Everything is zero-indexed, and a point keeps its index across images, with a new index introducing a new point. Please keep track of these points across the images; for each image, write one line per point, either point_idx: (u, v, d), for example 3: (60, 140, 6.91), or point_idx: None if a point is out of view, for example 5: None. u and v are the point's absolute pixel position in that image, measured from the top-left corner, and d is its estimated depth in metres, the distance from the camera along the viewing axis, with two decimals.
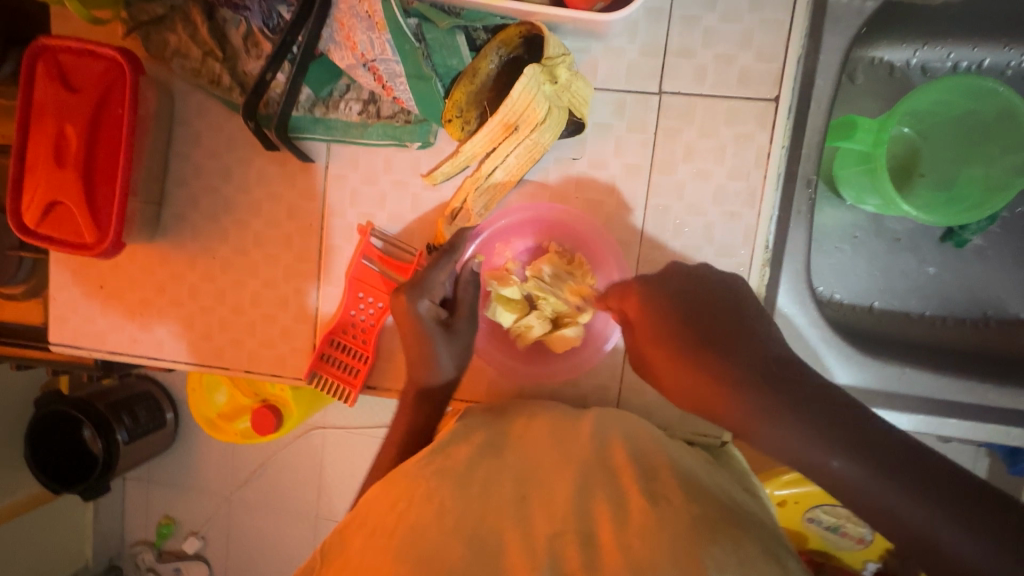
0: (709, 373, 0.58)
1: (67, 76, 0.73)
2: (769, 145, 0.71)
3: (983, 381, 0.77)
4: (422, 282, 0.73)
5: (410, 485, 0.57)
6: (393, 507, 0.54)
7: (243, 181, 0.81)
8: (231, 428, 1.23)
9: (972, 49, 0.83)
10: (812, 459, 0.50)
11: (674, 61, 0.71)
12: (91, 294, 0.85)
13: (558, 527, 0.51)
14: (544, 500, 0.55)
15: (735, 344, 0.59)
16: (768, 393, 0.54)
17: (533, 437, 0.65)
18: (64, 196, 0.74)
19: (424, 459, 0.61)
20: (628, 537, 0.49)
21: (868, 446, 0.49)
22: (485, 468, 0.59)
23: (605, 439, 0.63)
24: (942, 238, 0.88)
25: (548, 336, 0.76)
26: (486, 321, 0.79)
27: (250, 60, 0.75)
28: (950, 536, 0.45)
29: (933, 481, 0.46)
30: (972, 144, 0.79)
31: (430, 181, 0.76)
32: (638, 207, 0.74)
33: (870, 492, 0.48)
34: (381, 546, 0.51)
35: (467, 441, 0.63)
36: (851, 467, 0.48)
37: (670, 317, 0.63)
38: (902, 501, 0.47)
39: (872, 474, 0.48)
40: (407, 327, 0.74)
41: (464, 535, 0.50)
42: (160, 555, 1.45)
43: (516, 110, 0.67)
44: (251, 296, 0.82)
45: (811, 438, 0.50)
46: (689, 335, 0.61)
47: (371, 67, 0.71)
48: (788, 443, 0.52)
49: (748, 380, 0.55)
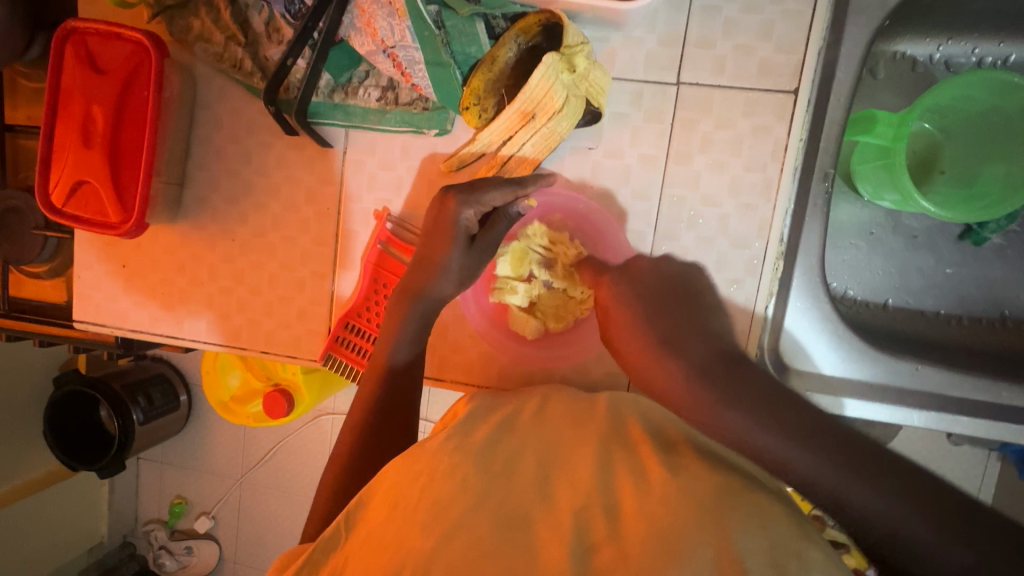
0: (668, 373, 0.60)
1: (93, 58, 0.74)
2: (786, 138, 0.71)
3: (995, 379, 0.76)
4: (476, 193, 0.70)
5: (429, 462, 0.57)
6: (415, 480, 0.55)
7: (262, 164, 0.82)
8: (243, 411, 1.26)
9: (999, 44, 0.82)
10: (748, 437, 0.55)
11: (692, 52, 0.71)
12: (114, 273, 0.87)
13: (584, 501, 0.51)
14: (568, 477, 0.55)
15: (687, 338, 0.61)
16: (720, 382, 0.57)
17: (553, 421, 0.66)
18: (90, 175, 0.76)
19: (443, 437, 0.62)
20: (651, 505, 0.49)
21: (798, 428, 0.53)
22: (503, 443, 0.60)
23: (622, 422, 0.65)
24: (960, 235, 0.88)
25: (516, 311, 0.78)
26: (485, 277, 0.79)
27: (271, 45, 0.76)
28: (877, 506, 0.48)
29: (871, 462, 0.50)
30: (995, 142, 0.78)
31: (446, 169, 0.77)
32: (653, 197, 0.74)
33: (809, 470, 0.51)
34: (401, 516, 0.51)
35: (484, 423, 0.65)
36: (779, 442, 0.53)
37: (635, 306, 0.65)
38: (844, 479, 0.50)
39: (810, 454, 0.51)
40: (442, 223, 0.72)
41: (488, 512, 0.50)
42: (173, 533, 1.49)
43: (534, 98, 0.67)
44: (269, 278, 0.84)
45: (743, 414, 0.55)
46: (653, 324, 0.63)
47: (391, 54, 0.71)
48: (727, 428, 0.56)
49: (701, 375, 0.58)
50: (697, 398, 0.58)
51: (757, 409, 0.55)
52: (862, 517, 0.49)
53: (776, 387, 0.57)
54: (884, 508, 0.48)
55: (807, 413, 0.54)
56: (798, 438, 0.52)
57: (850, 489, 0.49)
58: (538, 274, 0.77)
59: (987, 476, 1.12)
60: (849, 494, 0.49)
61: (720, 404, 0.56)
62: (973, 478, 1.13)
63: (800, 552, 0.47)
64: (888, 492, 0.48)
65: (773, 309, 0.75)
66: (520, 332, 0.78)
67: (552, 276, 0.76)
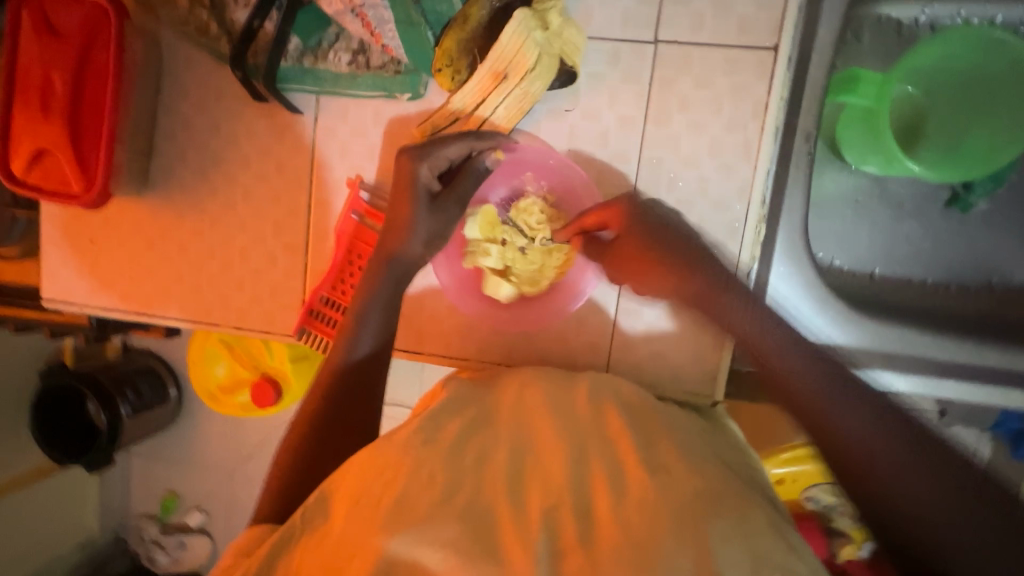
0: (683, 285, 0.67)
1: (50, 21, 0.72)
2: (767, 97, 0.69)
3: (980, 342, 0.75)
4: (429, 149, 0.70)
5: (393, 455, 0.53)
6: (378, 474, 0.51)
7: (231, 133, 0.80)
8: (231, 401, 1.23)
9: (984, 5, 0.79)
10: (765, 344, 0.63)
11: (670, 9, 0.69)
12: (82, 250, 0.85)
13: (554, 501, 0.49)
14: (540, 474, 0.52)
15: (705, 260, 0.68)
16: (737, 292, 0.66)
17: (528, 408, 0.61)
18: (50, 144, 0.73)
19: (414, 426, 0.57)
20: (627, 511, 0.48)
21: (801, 345, 0.61)
22: (475, 436, 0.57)
23: (599, 401, 0.62)
24: (947, 202, 0.86)
25: (488, 275, 0.76)
26: (454, 243, 0.76)
27: (239, 8, 0.73)
28: (856, 422, 0.54)
29: (850, 384, 0.58)
30: (981, 102, 0.77)
31: (422, 137, 0.75)
32: (631, 160, 0.73)
33: (802, 378, 0.59)
34: (363, 516, 0.49)
35: (458, 415, 0.60)
36: (784, 340, 0.62)
37: (647, 228, 0.68)
38: (829, 390, 0.57)
39: (808, 367, 0.59)
40: (400, 181, 0.71)
41: (457, 512, 0.48)
42: (163, 529, 1.46)
43: (506, 56, 0.64)
44: (240, 251, 0.81)
45: (756, 315, 0.65)
46: (664, 246, 0.68)
47: (360, 13, 0.68)
48: (745, 325, 0.65)
49: (719, 286, 0.67)
50: (719, 302, 0.66)
51: (764, 321, 0.64)
52: (846, 444, 0.54)
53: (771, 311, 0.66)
54: (874, 436, 0.53)
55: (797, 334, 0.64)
56: (801, 352, 0.61)
57: (833, 399, 0.56)
58: (511, 239, 0.75)
59: (978, 453, 1.12)
60: (834, 412, 0.56)
61: (734, 310, 0.66)
62: None
63: (785, 563, 0.45)
64: (866, 411, 0.55)
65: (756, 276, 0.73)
66: (493, 296, 0.77)
67: (526, 241, 0.75)
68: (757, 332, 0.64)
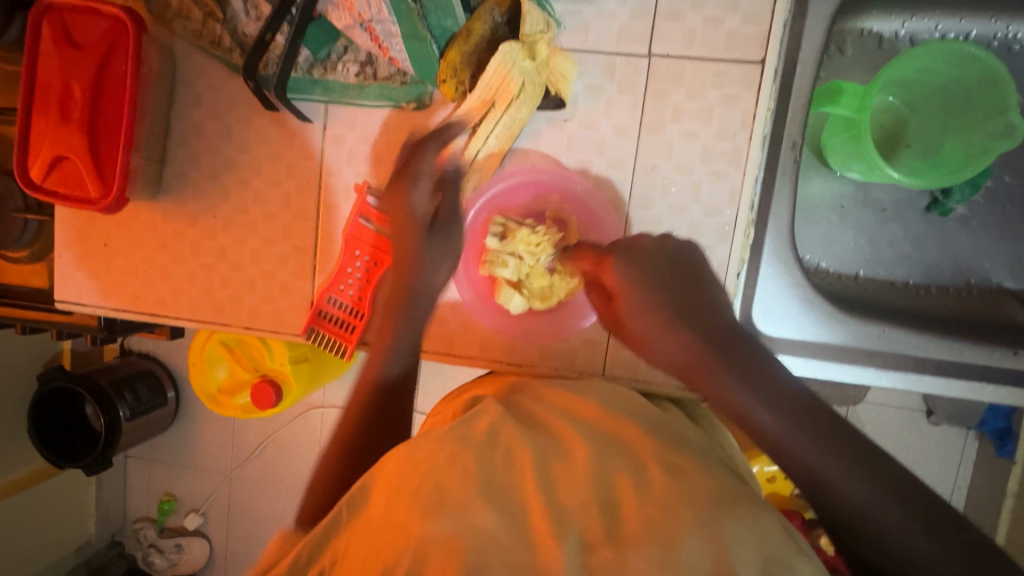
0: (671, 345, 0.61)
1: (71, 33, 0.75)
2: (754, 108, 0.73)
3: (958, 339, 0.79)
4: (417, 171, 0.76)
5: (431, 450, 0.56)
6: (416, 467, 0.55)
7: (243, 140, 0.83)
8: (231, 403, 1.25)
9: (960, 21, 0.83)
10: (749, 412, 0.56)
11: (662, 24, 0.73)
12: (95, 253, 0.87)
13: (581, 497, 0.52)
14: (565, 468, 0.55)
15: (690, 316, 0.62)
16: (724, 358, 0.59)
17: (544, 414, 0.64)
18: (69, 150, 0.76)
19: (447, 427, 0.60)
20: (649, 506, 0.50)
21: (800, 413, 0.55)
22: (500, 431, 0.59)
23: (620, 416, 0.64)
24: (927, 207, 0.90)
25: (501, 286, 0.78)
26: (470, 252, 0.79)
27: (250, 22, 0.76)
28: (858, 489, 0.51)
29: (850, 447, 0.53)
30: (956, 115, 0.81)
31: (404, 155, 0.79)
32: (627, 166, 0.76)
33: (801, 453, 0.54)
34: (402, 502, 0.52)
35: (486, 414, 0.62)
36: (775, 418, 0.55)
37: (645, 287, 0.64)
38: (832, 461, 0.53)
39: (803, 439, 0.54)
40: (398, 210, 0.77)
41: (490, 497, 0.52)
42: (162, 531, 1.48)
43: (492, 86, 0.71)
44: (251, 254, 0.84)
45: (743, 387, 0.57)
46: (653, 307, 0.63)
47: (368, 28, 0.72)
48: (735, 397, 0.57)
49: (708, 347, 0.60)
50: (707, 367, 0.59)
51: (757, 386, 0.57)
52: (848, 505, 0.52)
53: (762, 359, 0.59)
54: (862, 496, 0.51)
55: (792, 390, 0.57)
56: (790, 423, 0.55)
57: (830, 469, 0.53)
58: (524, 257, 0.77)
59: (965, 452, 1.16)
60: (834, 481, 0.52)
61: (723, 373, 0.58)
62: (950, 454, 1.16)
63: (791, 563, 0.47)
64: (868, 477, 0.52)
65: (744, 277, 0.78)
66: (504, 307, 0.79)
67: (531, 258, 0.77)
68: (727, 397, 0.58)
